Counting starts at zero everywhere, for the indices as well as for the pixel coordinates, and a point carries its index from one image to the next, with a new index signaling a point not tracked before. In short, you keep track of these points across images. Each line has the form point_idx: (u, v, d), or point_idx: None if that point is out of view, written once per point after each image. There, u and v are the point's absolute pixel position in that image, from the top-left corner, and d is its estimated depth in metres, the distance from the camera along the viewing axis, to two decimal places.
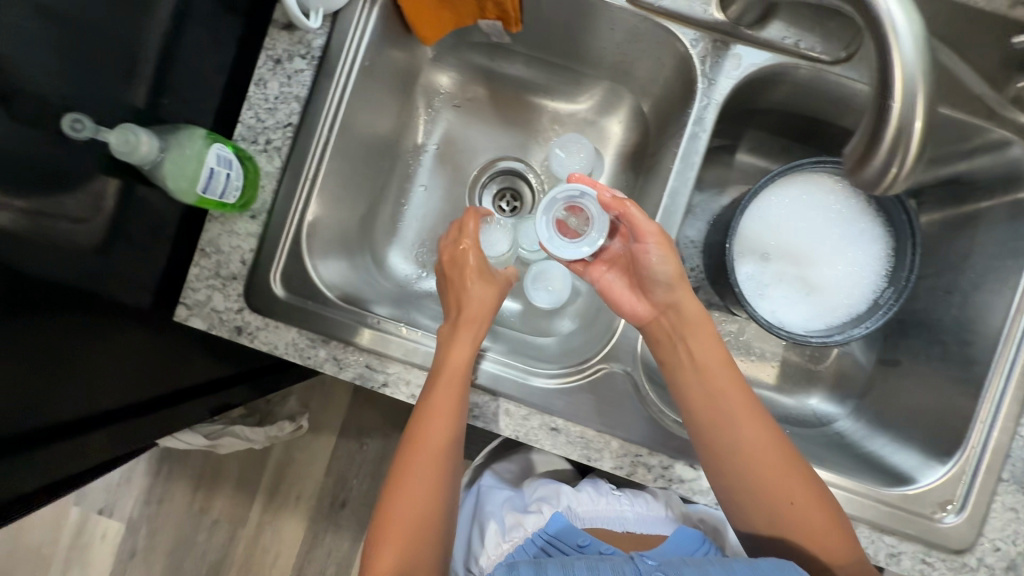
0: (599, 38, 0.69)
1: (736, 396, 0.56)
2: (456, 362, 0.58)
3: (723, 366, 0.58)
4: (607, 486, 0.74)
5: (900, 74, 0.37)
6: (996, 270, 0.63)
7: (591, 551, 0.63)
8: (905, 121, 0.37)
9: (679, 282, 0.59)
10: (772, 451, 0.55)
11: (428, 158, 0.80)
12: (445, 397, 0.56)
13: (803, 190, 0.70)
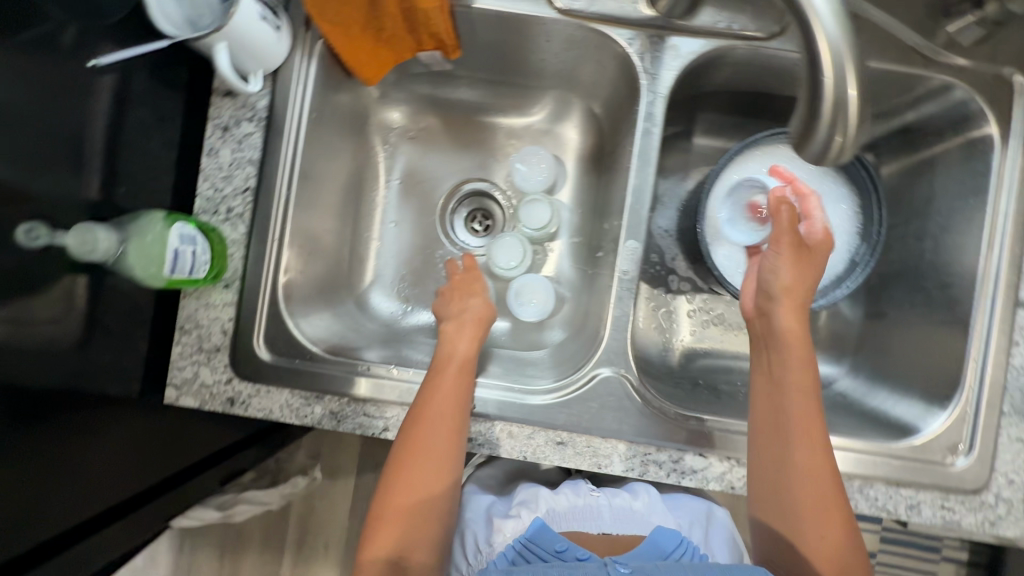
0: (539, 51, 0.70)
1: (803, 421, 0.55)
2: (464, 354, 0.62)
3: (803, 391, 0.56)
4: (586, 486, 0.74)
5: (825, 47, 0.38)
6: (960, 209, 0.64)
7: (567, 557, 0.61)
8: (840, 93, 0.38)
9: (791, 289, 0.59)
10: (823, 478, 0.54)
11: (391, 194, 0.80)
12: (444, 381, 0.58)
13: (764, 166, 0.71)
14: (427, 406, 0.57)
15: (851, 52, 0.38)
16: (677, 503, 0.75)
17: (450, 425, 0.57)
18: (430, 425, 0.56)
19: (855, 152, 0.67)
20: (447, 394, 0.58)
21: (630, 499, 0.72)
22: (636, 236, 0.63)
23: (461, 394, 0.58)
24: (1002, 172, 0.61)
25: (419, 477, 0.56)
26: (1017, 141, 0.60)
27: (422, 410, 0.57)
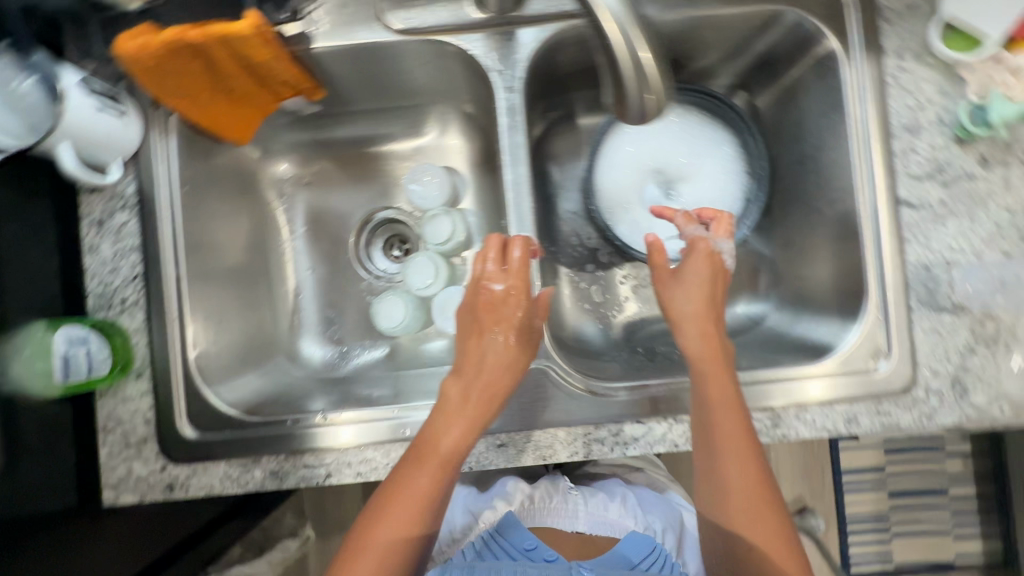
0: (399, 73, 0.71)
1: (740, 459, 0.55)
2: (449, 448, 0.56)
3: (739, 433, 0.56)
4: (565, 487, 0.79)
5: (608, 18, 0.39)
6: (827, 126, 0.65)
7: (535, 557, 0.69)
8: (635, 55, 0.40)
9: (695, 322, 0.60)
10: (761, 508, 0.56)
11: (300, 243, 0.80)
12: (421, 470, 0.55)
13: (632, 134, 0.73)
14: (398, 487, 0.55)
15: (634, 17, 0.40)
16: (652, 506, 0.80)
17: (421, 505, 0.55)
18: (398, 505, 0.55)
19: (704, 93, 0.69)
20: (420, 484, 0.55)
21: (606, 502, 0.78)
22: (526, 232, 0.64)
23: (438, 486, 0.56)
24: (852, 82, 0.62)
25: (386, 546, 0.55)
26: (860, 51, 0.62)
27: (390, 488, 0.56)
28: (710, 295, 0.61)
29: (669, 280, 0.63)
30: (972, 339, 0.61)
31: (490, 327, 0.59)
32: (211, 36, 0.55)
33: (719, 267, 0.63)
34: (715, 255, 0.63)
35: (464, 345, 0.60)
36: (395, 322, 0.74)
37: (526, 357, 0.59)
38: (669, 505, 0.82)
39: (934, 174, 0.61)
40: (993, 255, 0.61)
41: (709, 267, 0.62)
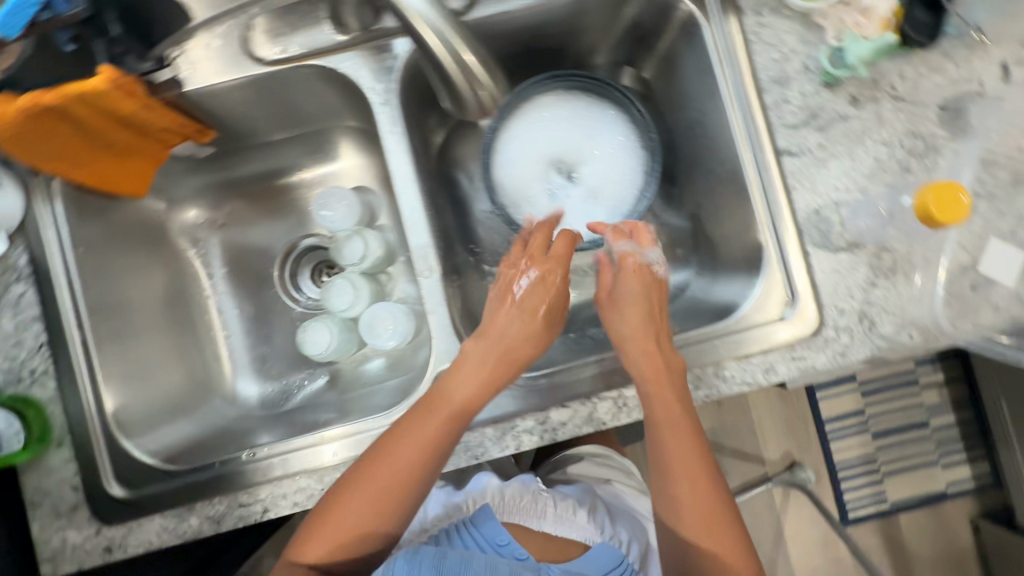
0: (284, 104, 0.71)
1: (682, 450, 0.57)
2: (462, 399, 0.57)
3: (682, 423, 0.57)
4: (538, 487, 0.77)
5: (423, 24, 0.51)
6: (703, 89, 0.67)
7: (505, 552, 0.63)
8: (458, 58, 0.54)
9: (636, 341, 0.60)
10: (719, 525, 0.56)
11: (222, 285, 0.80)
12: (426, 423, 0.56)
13: (526, 127, 0.73)
14: (391, 440, 0.56)
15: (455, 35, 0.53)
16: (620, 519, 0.80)
17: (404, 468, 0.55)
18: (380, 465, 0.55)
19: (587, 73, 0.69)
20: (429, 429, 0.56)
21: (575, 507, 0.76)
22: (423, 232, 0.62)
23: (437, 445, 0.56)
24: (716, 43, 0.64)
25: (353, 509, 0.54)
26: (718, 14, 0.64)
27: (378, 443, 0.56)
28: (650, 315, 0.62)
29: (608, 305, 0.64)
30: (872, 273, 0.62)
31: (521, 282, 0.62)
32: (66, 97, 0.55)
33: (648, 280, 0.64)
34: (645, 268, 0.65)
35: (492, 311, 0.62)
36: (321, 349, 0.74)
37: (544, 337, 0.61)
38: (636, 521, 0.82)
39: (809, 120, 0.63)
40: (878, 189, 0.63)
41: (639, 282, 0.64)
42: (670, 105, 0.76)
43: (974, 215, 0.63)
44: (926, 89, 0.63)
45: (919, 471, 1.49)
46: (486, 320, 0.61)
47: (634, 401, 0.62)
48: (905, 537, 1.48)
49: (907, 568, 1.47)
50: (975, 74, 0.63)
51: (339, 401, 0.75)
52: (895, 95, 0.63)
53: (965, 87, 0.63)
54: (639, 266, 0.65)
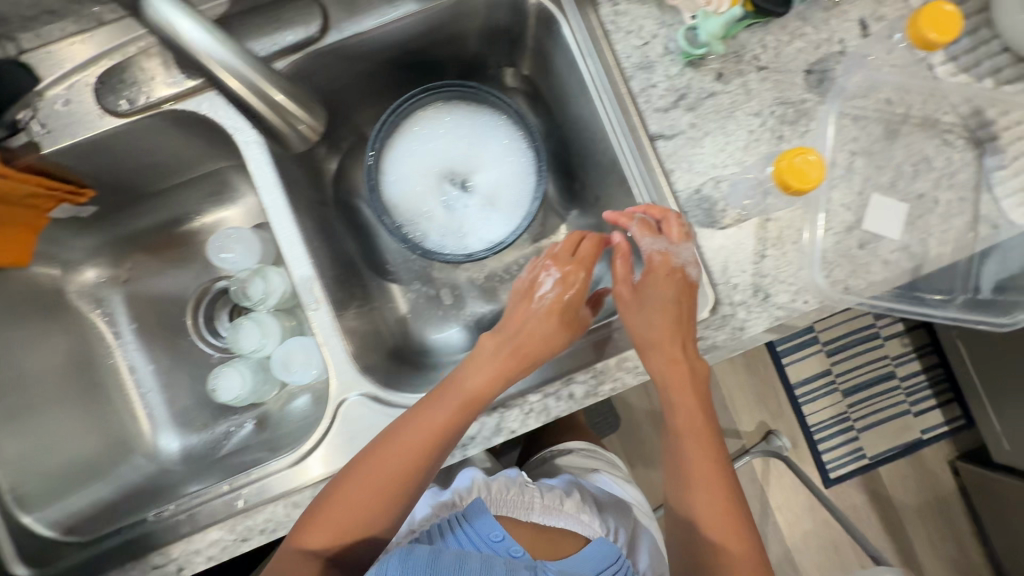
0: (156, 151, 0.68)
1: (703, 459, 0.60)
2: (474, 390, 0.57)
3: (705, 432, 0.61)
4: (524, 479, 0.76)
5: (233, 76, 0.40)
6: (575, 83, 0.67)
7: (502, 549, 0.61)
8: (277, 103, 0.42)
9: (661, 347, 0.58)
10: (724, 521, 0.59)
11: (132, 343, 0.79)
12: (441, 413, 0.56)
13: (410, 143, 0.72)
14: (399, 429, 0.56)
15: (251, 61, 0.40)
16: (607, 508, 0.80)
17: (417, 464, 0.55)
18: (395, 462, 0.55)
19: (460, 84, 0.68)
20: (438, 415, 0.56)
21: (564, 498, 0.75)
22: (306, 265, 0.62)
23: (448, 433, 0.56)
24: (576, 39, 0.64)
25: (362, 498, 0.54)
26: (573, 8, 0.64)
27: (394, 437, 0.56)
28: (681, 321, 0.59)
29: (631, 309, 0.60)
30: (760, 244, 0.62)
31: (543, 283, 0.61)
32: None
33: (683, 285, 0.59)
34: (674, 273, 0.60)
35: (512, 307, 0.61)
36: (234, 393, 0.73)
37: (567, 337, 0.60)
38: (622, 507, 0.83)
39: (678, 101, 0.63)
40: (756, 160, 0.63)
41: (672, 288, 0.59)
42: (555, 102, 0.75)
43: (853, 173, 0.64)
44: (788, 55, 0.63)
45: (891, 422, 1.50)
46: (511, 319, 0.60)
47: (539, 405, 0.62)
48: (887, 489, 1.49)
49: (893, 519, 1.48)
50: (835, 34, 0.64)
51: (263, 442, 0.74)
52: (759, 66, 0.63)
53: (827, 48, 0.63)
54: (666, 269, 0.60)
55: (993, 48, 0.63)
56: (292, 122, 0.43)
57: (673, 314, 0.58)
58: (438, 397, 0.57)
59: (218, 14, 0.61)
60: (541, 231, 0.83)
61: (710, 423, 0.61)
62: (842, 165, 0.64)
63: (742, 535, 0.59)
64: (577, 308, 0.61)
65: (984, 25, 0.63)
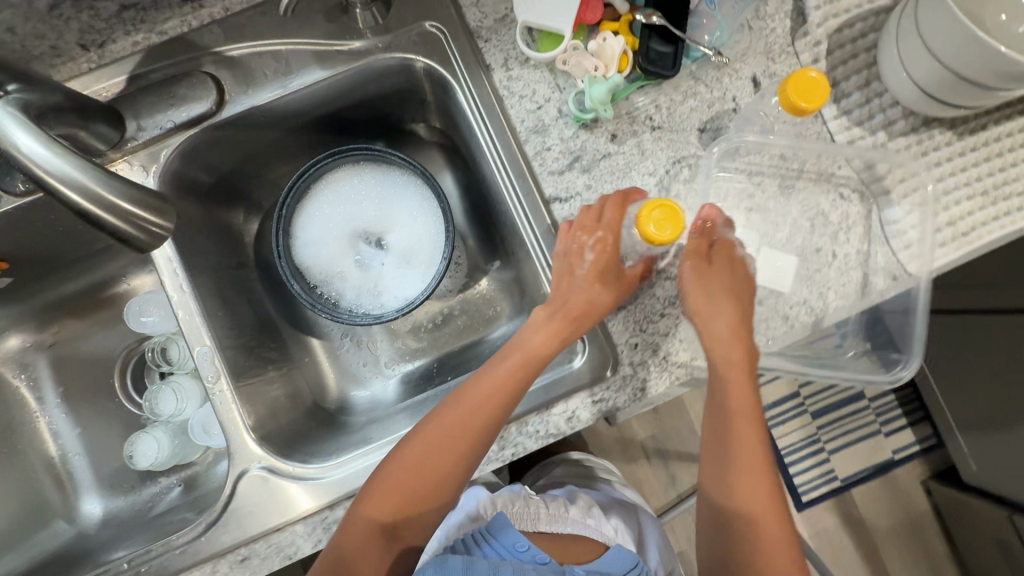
0: (67, 224, 0.69)
1: (752, 441, 0.58)
2: (532, 349, 0.60)
3: (753, 416, 0.59)
4: (527, 490, 0.76)
5: (69, 190, 0.40)
6: (475, 146, 0.68)
7: (525, 557, 0.60)
8: (118, 209, 0.41)
9: (723, 321, 0.60)
10: (765, 505, 0.56)
11: (58, 407, 0.80)
12: (505, 371, 0.59)
13: (322, 206, 0.73)
14: (466, 389, 0.59)
15: (99, 175, 0.40)
16: (613, 510, 0.80)
17: (477, 426, 0.57)
18: (461, 426, 0.57)
19: (364, 148, 0.69)
20: (501, 374, 0.59)
21: (568, 506, 0.76)
22: (206, 339, 0.63)
23: (510, 394, 0.58)
24: (471, 106, 0.65)
25: (428, 456, 0.56)
26: (465, 74, 0.65)
27: (465, 399, 0.58)
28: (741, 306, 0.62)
29: (697, 281, 0.61)
30: (660, 302, 0.62)
31: (582, 252, 0.61)
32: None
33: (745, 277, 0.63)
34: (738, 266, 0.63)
35: (560, 276, 0.62)
36: (151, 460, 0.74)
37: (610, 298, 0.60)
38: (627, 507, 0.83)
39: (573, 163, 0.63)
40: None
41: (736, 274, 0.63)
42: (467, 157, 0.76)
43: (749, 229, 0.65)
44: (682, 114, 0.64)
45: (860, 444, 1.47)
46: (560, 283, 0.62)
47: None
48: (862, 512, 1.45)
49: (867, 543, 1.44)
50: (727, 92, 0.64)
51: (184, 504, 0.74)
52: (653, 126, 0.64)
53: (719, 107, 0.64)
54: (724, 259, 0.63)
55: (885, 102, 0.63)
56: (142, 227, 0.42)
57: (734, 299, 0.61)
58: (502, 361, 0.60)
59: (114, 94, 0.62)
60: (467, 281, 0.83)
61: (757, 411, 0.60)
62: (739, 222, 0.65)
63: (786, 530, 0.55)
64: (623, 273, 0.62)
65: (875, 78, 0.63)
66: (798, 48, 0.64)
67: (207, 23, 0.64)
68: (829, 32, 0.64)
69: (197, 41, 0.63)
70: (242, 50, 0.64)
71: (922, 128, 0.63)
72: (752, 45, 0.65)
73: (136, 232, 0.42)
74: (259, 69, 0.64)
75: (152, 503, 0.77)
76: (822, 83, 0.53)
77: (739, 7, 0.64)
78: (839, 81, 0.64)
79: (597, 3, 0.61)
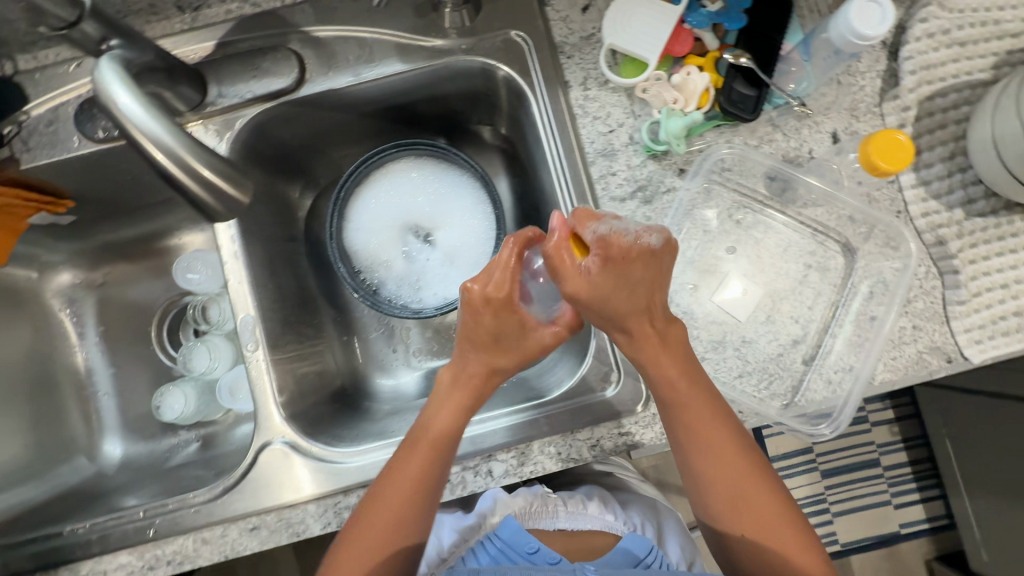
0: (134, 174, 0.71)
1: (701, 413, 0.54)
2: (443, 434, 0.55)
3: (690, 386, 0.54)
4: (544, 489, 0.78)
5: (155, 151, 0.41)
6: (540, 157, 0.68)
7: (537, 560, 0.65)
8: (200, 176, 0.42)
9: (623, 321, 0.51)
10: (742, 475, 0.54)
11: (96, 345, 0.83)
12: (415, 459, 0.54)
13: (378, 194, 0.74)
14: (382, 480, 0.54)
15: (186, 141, 0.41)
16: (629, 504, 0.83)
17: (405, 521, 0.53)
18: (385, 524, 0.53)
19: (425, 142, 0.70)
20: (414, 464, 0.54)
21: (584, 504, 0.78)
22: (250, 308, 0.64)
23: (427, 479, 0.54)
24: (542, 118, 0.65)
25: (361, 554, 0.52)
26: (543, 88, 0.64)
27: (385, 495, 0.53)
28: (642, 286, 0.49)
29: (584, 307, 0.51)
30: (705, 345, 0.62)
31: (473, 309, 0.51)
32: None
33: (642, 257, 0.48)
34: (626, 243, 0.48)
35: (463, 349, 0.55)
36: (177, 412, 0.75)
37: (515, 362, 0.55)
38: (646, 503, 0.86)
39: (636, 193, 0.63)
40: (701, 264, 0.64)
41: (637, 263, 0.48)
42: (527, 166, 0.76)
43: (806, 286, 0.63)
44: (752, 162, 0.63)
45: (869, 511, 1.42)
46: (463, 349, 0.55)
47: (457, 476, 0.61)
48: None
49: None
50: (804, 143, 0.62)
51: (201, 461, 0.76)
52: (722, 168, 0.64)
53: (794, 157, 0.62)
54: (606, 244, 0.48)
55: (968, 178, 0.61)
56: (219, 196, 0.43)
57: (632, 290, 0.49)
58: (412, 454, 0.54)
59: (201, 57, 0.64)
60: None
61: (699, 375, 0.55)
62: (796, 276, 0.63)
63: (785, 511, 0.53)
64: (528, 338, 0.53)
65: (960, 153, 0.61)
66: (885, 110, 0.62)
67: (301, 1, 0.65)
68: (921, 99, 0.62)
69: (288, 18, 0.65)
70: (329, 32, 0.64)
71: (1002, 212, 0.61)
72: (838, 100, 0.63)
73: (213, 201, 0.43)
74: (342, 53, 0.65)
75: (169, 454, 0.79)
76: (908, 148, 0.51)
77: (830, 62, 0.61)
78: (922, 150, 0.62)
79: (688, 37, 0.61)
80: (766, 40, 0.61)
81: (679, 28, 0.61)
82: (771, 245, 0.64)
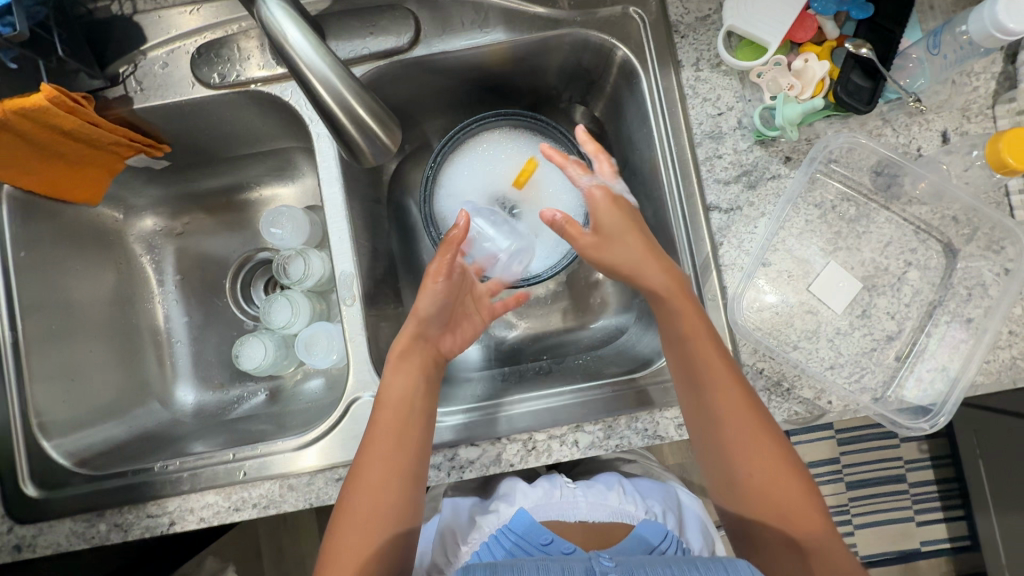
0: (234, 123, 0.72)
1: (722, 370, 0.56)
2: (398, 393, 0.58)
3: (709, 347, 0.56)
4: (564, 478, 0.74)
5: (320, 86, 0.42)
6: (642, 136, 0.68)
7: (552, 550, 0.65)
8: (357, 117, 0.43)
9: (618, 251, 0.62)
10: (767, 445, 0.54)
11: (173, 293, 0.83)
12: (383, 420, 0.57)
13: (470, 164, 0.74)
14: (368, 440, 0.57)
15: (349, 81, 0.42)
16: (651, 493, 0.77)
17: (384, 478, 0.55)
18: (374, 478, 0.55)
19: (529, 113, 0.70)
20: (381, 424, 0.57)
21: (604, 493, 0.73)
22: (349, 263, 0.65)
23: (399, 438, 0.56)
24: (651, 96, 0.65)
25: (366, 503, 0.54)
26: (655, 66, 0.65)
27: (370, 450, 0.56)
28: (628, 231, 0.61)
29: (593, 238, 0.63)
30: (798, 335, 0.62)
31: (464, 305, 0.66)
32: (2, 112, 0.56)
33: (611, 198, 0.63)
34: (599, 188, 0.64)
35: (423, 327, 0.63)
36: (255, 363, 0.76)
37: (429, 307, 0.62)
38: (668, 490, 0.79)
39: (741, 177, 0.63)
40: (798, 253, 0.64)
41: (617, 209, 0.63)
42: (616, 146, 0.76)
43: (903, 283, 0.63)
44: (862, 153, 0.63)
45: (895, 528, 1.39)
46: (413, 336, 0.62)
47: (543, 444, 0.62)
48: None
49: None
50: (913, 140, 0.62)
51: (272, 413, 0.77)
52: (829, 159, 0.64)
53: (902, 153, 0.62)
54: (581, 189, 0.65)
55: None
56: (371, 138, 0.44)
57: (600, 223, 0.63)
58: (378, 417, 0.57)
59: (319, 11, 0.65)
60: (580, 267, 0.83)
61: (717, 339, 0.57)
62: (895, 273, 0.63)
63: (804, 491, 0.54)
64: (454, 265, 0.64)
65: None
66: (999, 112, 0.62)
67: None
68: None
69: None
70: None
71: None
72: (951, 99, 0.62)
73: (364, 143, 0.45)
74: (457, 16, 0.65)
75: (238, 405, 0.80)
76: None
77: (956, 58, 0.60)
78: None
79: (812, 23, 0.61)
80: (886, 34, 0.61)
81: (803, 13, 0.61)
82: (872, 240, 0.64)
